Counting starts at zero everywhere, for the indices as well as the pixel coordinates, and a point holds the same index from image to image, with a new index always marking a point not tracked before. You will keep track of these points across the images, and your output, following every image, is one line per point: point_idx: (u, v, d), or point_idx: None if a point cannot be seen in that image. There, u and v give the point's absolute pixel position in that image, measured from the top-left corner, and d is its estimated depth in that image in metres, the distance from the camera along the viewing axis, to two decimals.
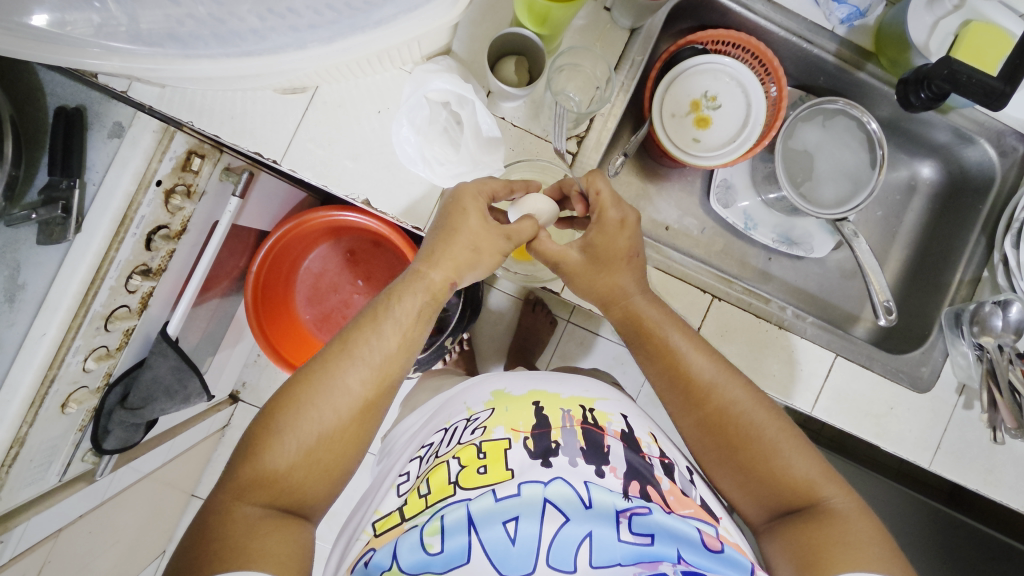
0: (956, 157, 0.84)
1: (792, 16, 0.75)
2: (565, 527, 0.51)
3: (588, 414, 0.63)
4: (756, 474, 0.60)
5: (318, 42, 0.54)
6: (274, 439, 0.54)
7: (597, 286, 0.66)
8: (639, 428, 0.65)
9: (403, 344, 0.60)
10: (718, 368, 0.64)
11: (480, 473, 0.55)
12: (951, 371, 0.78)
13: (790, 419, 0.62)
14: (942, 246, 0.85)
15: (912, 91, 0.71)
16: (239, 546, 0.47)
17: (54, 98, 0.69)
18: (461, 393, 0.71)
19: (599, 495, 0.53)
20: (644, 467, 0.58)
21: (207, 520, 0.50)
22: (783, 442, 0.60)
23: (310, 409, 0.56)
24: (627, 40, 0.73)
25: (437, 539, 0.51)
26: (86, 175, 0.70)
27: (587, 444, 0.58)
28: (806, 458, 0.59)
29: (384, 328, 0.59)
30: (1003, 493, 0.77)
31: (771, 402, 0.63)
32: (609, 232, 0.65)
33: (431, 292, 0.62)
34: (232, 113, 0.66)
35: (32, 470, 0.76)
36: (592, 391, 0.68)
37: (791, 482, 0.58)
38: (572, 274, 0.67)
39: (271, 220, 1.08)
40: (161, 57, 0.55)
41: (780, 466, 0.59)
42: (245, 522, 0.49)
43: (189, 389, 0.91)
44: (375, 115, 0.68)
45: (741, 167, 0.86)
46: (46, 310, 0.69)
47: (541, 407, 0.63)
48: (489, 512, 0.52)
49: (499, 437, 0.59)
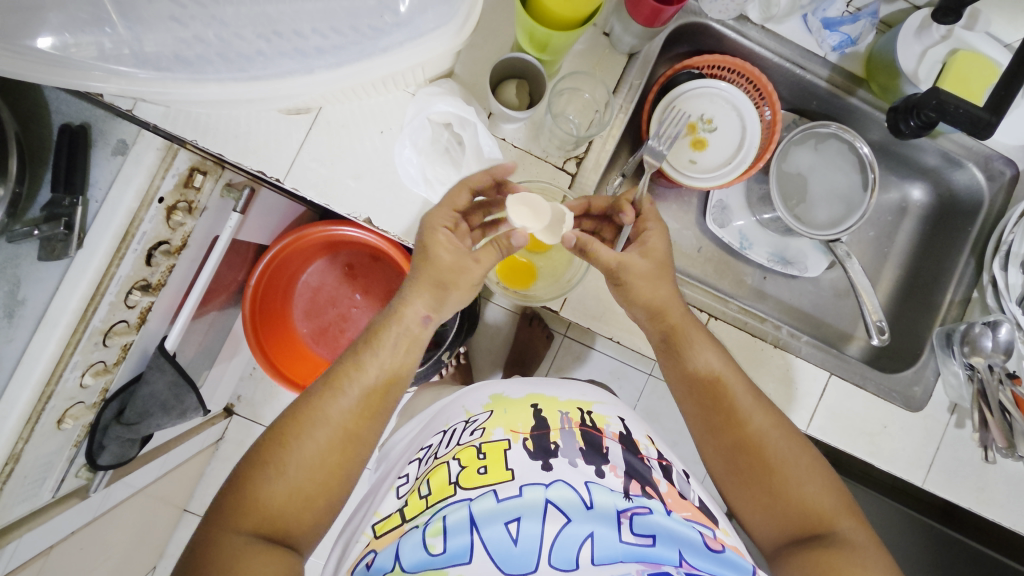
0: (945, 181, 0.86)
1: (784, 43, 0.78)
2: (566, 527, 0.51)
3: (585, 417, 0.64)
4: (780, 501, 0.60)
5: (325, 67, 0.55)
6: (268, 470, 0.55)
7: (653, 294, 0.65)
8: (637, 430, 0.66)
9: (394, 375, 0.62)
10: (750, 399, 0.65)
11: (480, 473, 0.56)
12: (942, 391, 0.79)
13: (812, 449, 0.64)
14: (934, 267, 0.86)
15: (902, 119, 0.73)
16: (229, 562, 0.48)
17: (59, 115, 0.70)
18: (458, 397, 0.72)
19: (600, 496, 0.54)
20: (641, 467, 0.59)
21: (195, 550, 0.50)
22: (805, 471, 0.61)
23: (299, 446, 0.56)
24: (626, 65, 0.74)
25: (439, 539, 0.51)
26: (89, 193, 0.71)
27: (586, 445, 0.59)
28: (827, 490, 0.60)
29: (375, 359, 0.61)
30: (995, 511, 0.78)
31: (798, 434, 0.64)
32: (655, 246, 0.66)
33: (411, 333, 0.62)
34: (236, 132, 0.67)
35: (26, 487, 0.75)
36: (589, 394, 0.69)
37: (815, 508, 0.59)
38: (636, 275, 0.64)
39: (271, 234, 1.09)
40: (169, 81, 0.55)
41: (801, 493, 0.60)
42: (233, 547, 0.49)
43: (185, 404, 0.90)
44: (377, 135, 0.69)
45: (736, 188, 0.88)
46: (45, 326, 0.69)
47: (540, 410, 0.64)
48: (492, 512, 0.52)
49: (499, 438, 0.60)
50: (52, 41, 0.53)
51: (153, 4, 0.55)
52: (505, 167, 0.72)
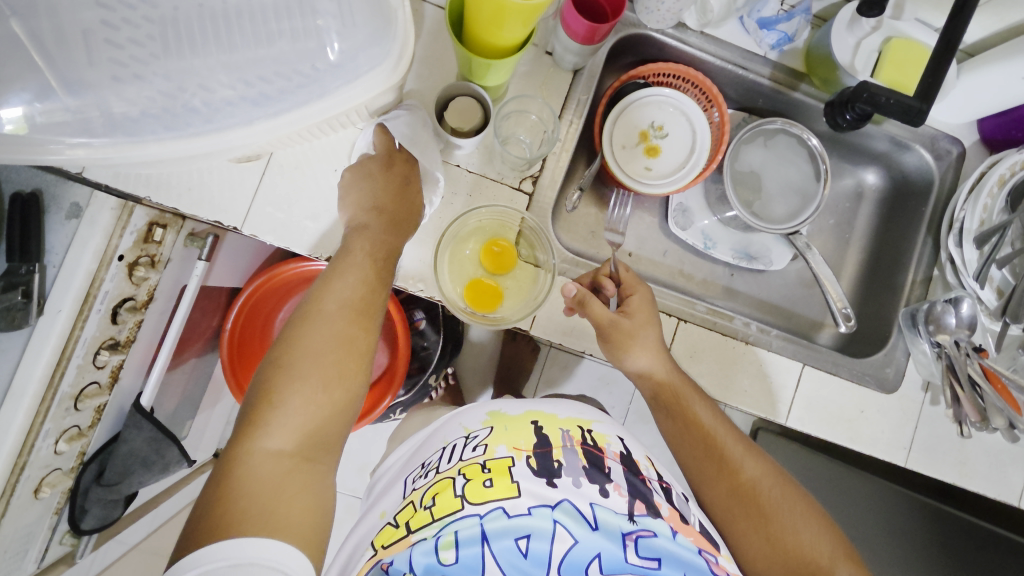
0: (896, 164, 0.88)
1: (723, 46, 0.80)
2: (575, 548, 0.53)
3: (586, 435, 0.66)
4: (782, 547, 0.61)
5: (265, 118, 0.56)
6: (283, 386, 0.56)
7: (630, 353, 0.69)
8: (636, 451, 0.68)
9: (378, 282, 0.64)
10: (745, 450, 0.67)
11: (487, 487, 0.57)
12: (914, 369, 0.80)
13: (807, 498, 0.65)
14: (893, 249, 0.88)
15: (838, 113, 0.75)
16: (267, 491, 0.51)
17: (10, 184, 0.70)
18: (455, 415, 0.72)
19: (604, 516, 0.56)
20: (643, 489, 0.61)
21: (227, 477, 0.52)
22: (803, 520, 0.62)
23: (308, 358, 0.57)
24: (571, 81, 0.75)
25: (451, 551, 0.53)
26: (46, 259, 0.71)
27: (589, 463, 0.61)
28: (828, 537, 0.61)
29: (355, 269, 0.62)
30: (978, 483, 0.79)
31: (795, 487, 0.66)
32: (639, 308, 0.70)
33: (383, 245, 0.65)
34: (189, 184, 0.67)
35: (7, 561, 0.74)
36: (587, 413, 0.70)
37: (814, 557, 0.60)
38: (613, 337, 0.69)
39: (243, 276, 1.09)
40: (112, 146, 0.55)
41: (803, 541, 0.61)
42: (266, 472, 0.52)
43: (167, 458, 0.88)
44: (331, 173, 0.70)
45: (695, 190, 0.88)
46: (12, 397, 0.68)
47: (541, 427, 0.65)
48: (503, 528, 0.54)
49: (502, 455, 0.61)
50: (22, 111, 0.53)
51: (95, 67, 0.54)
52: (461, 193, 0.73)
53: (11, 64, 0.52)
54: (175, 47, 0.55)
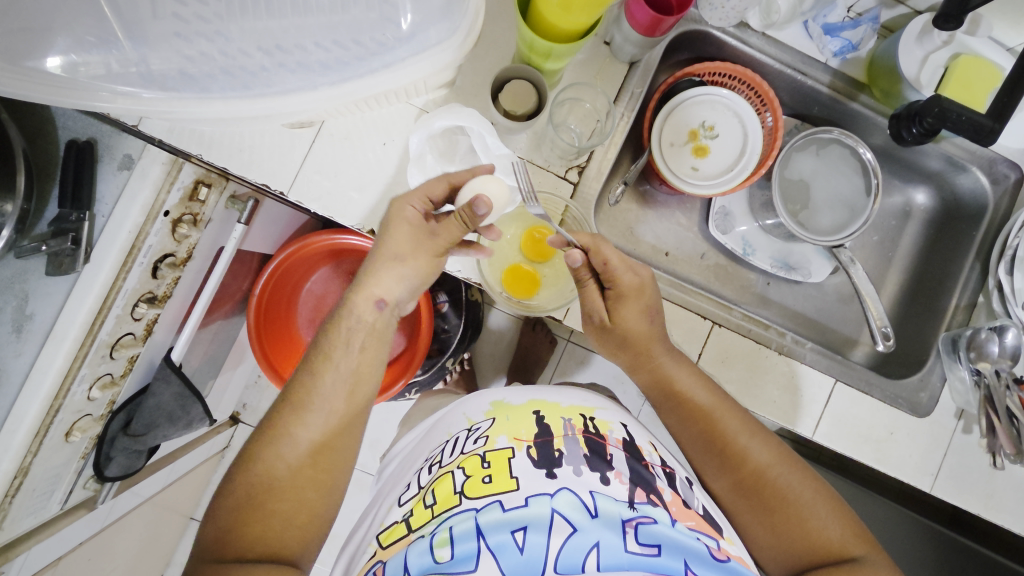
0: (949, 185, 0.86)
1: (785, 49, 0.78)
2: (572, 538, 0.52)
3: (589, 422, 0.65)
4: (792, 533, 0.60)
5: (329, 84, 0.56)
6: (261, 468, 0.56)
7: (627, 344, 0.69)
8: (640, 437, 0.68)
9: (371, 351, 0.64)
10: (750, 434, 0.66)
11: (485, 482, 0.57)
12: (950, 396, 0.79)
13: (820, 479, 0.64)
14: (938, 271, 0.86)
15: (905, 126, 0.73)
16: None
17: (65, 131, 0.71)
18: (458, 405, 0.73)
19: (604, 504, 0.55)
20: (646, 475, 0.61)
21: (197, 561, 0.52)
22: (817, 504, 0.61)
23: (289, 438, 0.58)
24: (627, 73, 0.74)
25: (446, 549, 0.52)
26: (96, 208, 0.72)
27: (590, 451, 0.61)
28: (838, 520, 0.60)
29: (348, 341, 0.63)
30: (1004, 518, 0.78)
31: (804, 468, 0.64)
32: (633, 309, 0.67)
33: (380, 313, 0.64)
34: (240, 146, 0.67)
35: (35, 499, 0.75)
36: (590, 400, 0.71)
37: (823, 542, 0.59)
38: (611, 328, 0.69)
39: (274, 244, 1.09)
40: (175, 100, 0.56)
41: (816, 527, 0.60)
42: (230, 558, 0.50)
43: (191, 415, 0.90)
44: (379, 147, 0.69)
45: (739, 194, 0.87)
46: (53, 340, 0.70)
47: (542, 416, 0.65)
48: (498, 522, 0.53)
49: (502, 446, 0.61)
50: (61, 60, 0.54)
51: (158, 21, 0.55)
52: None
53: (64, 9, 0.52)
54: (239, 7, 0.55)
